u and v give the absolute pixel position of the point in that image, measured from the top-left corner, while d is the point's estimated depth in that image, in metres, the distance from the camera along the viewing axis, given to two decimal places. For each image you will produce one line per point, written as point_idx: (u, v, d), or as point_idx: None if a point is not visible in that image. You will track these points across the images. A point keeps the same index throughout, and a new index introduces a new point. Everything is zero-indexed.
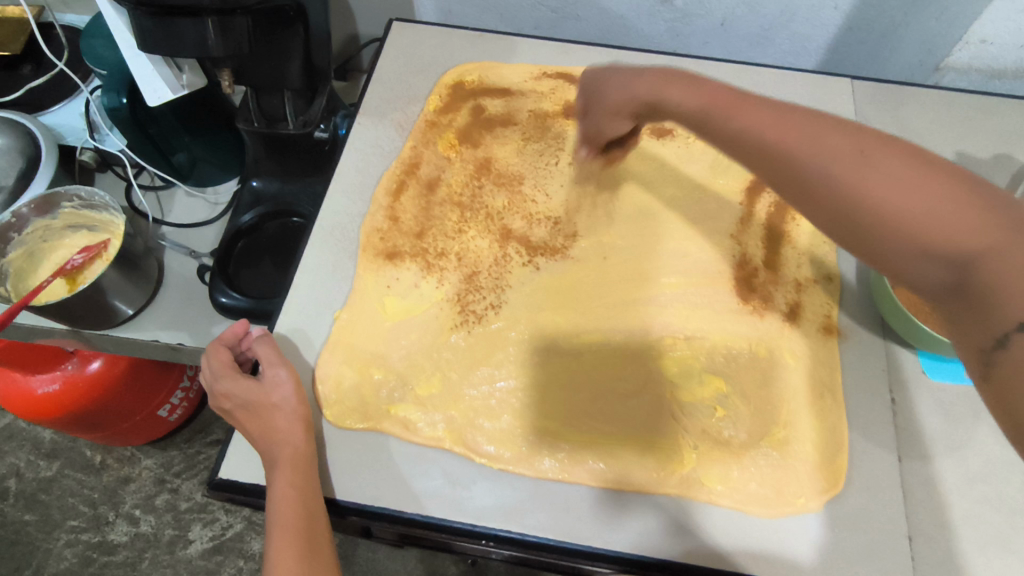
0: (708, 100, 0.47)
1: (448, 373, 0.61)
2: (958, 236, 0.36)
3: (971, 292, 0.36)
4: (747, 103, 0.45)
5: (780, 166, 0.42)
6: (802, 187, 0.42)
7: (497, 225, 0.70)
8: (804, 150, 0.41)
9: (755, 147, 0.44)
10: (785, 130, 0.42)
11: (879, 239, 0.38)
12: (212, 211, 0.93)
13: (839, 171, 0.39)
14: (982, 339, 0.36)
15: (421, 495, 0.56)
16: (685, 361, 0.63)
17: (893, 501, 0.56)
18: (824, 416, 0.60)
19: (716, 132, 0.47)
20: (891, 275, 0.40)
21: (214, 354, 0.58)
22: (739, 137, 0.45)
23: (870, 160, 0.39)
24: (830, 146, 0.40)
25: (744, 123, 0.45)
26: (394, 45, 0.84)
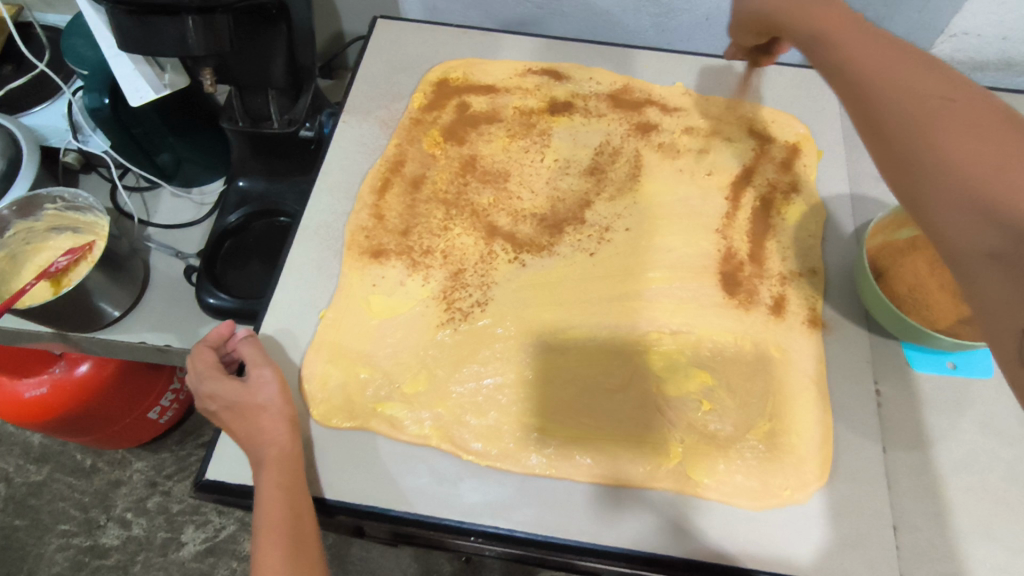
0: (824, 26, 0.49)
1: (434, 370, 0.61)
2: (1021, 195, 0.34)
3: (1012, 260, 0.34)
4: (864, 40, 0.47)
5: (870, 99, 0.43)
6: (876, 127, 0.43)
7: (483, 222, 0.70)
8: (897, 89, 0.42)
9: (855, 78, 0.45)
10: (890, 70, 0.44)
11: (934, 184, 0.38)
12: (196, 212, 1.00)
13: (923, 111, 0.40)
14: (1016, 318, 0.33)
15: (408, 492, 0.57)
16: (671, 355, 0.62)
17: (877, 492, 0.58)
18: (808, 408, 0.60)
19: (825, 61, 0.48)
20: (934, 235, 0.38)
21: (197, 356, 0.59)
22: (844, 64, 0.46)
23: (958, 108, 0.39)
24: (923, 90, 0.41)
25: (852, 55, 0.46)
26: (380, 44, 0.84)
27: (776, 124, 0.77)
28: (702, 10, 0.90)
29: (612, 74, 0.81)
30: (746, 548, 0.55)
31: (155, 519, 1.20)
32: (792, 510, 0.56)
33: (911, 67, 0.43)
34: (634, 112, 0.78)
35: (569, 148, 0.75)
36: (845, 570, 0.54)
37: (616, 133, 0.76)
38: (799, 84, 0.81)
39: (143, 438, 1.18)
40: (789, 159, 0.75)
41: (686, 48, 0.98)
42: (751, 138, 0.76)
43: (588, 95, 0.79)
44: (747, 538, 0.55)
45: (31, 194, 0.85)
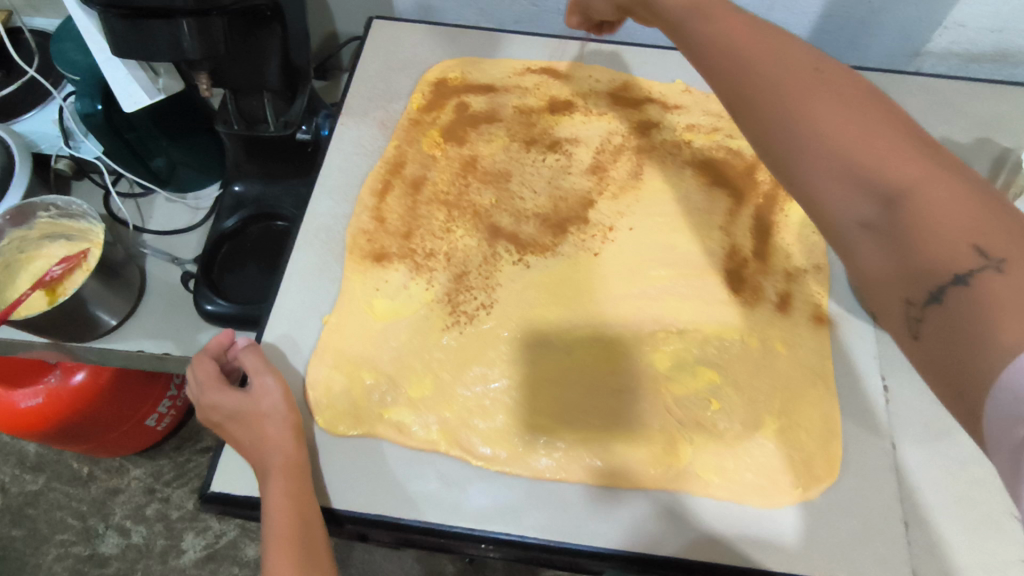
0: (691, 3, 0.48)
1: (439, 373, 0.61)
2: (890, 164, 0.36)
3: (891, 231, 0.35)
4: (724, 12, 0.47)
5: (734, 70, 0.43)
6: (743, 99, 0.42)
7: (485, 222, 0.69)
8: (759, 59, 0.42)
9: (721, 51, 0.45)
10: (749, 41, 0.43)
11: (807, 155, 0.38)
12: (192, 217, 0.99)
13: (786, 81, 0.40)
14: (907, 289, 0.35)
15: (417, 499, 0.56)
16: (677, 354, 0.62)
17: (886, 487, 0.57)
18: (816, 404, 0.60)
19: (690, 36, 0.48)
20: (813, 208, 0.40)
21: (198, 366, 0.58)
22: (713, 39, 0.45)
23: (819, 78, 0.40)
24: (783, 61, 0.41)
25: (717, 28, 0.46)
26: (377, 44, 0.83)
27: None
28: None
29: (611, 72, 0.81)
30: (757, 546, 0.55)
31: (155, 526, 1.19)
32: (800, 506, 0.56)
33: (768, 38, 0.43)
34: (634, 110, 0.77)
35: (570, 147, 0.74)
36: (854, 567, 0.54)
37: (617, 132, 0.76)
38: None
39: (142, 444, 1.17)
40: None
41: None
42: None
43: (587, 93, 0.79)
44: (756, 536, 0.55)
45: (23, 202, 0.83)
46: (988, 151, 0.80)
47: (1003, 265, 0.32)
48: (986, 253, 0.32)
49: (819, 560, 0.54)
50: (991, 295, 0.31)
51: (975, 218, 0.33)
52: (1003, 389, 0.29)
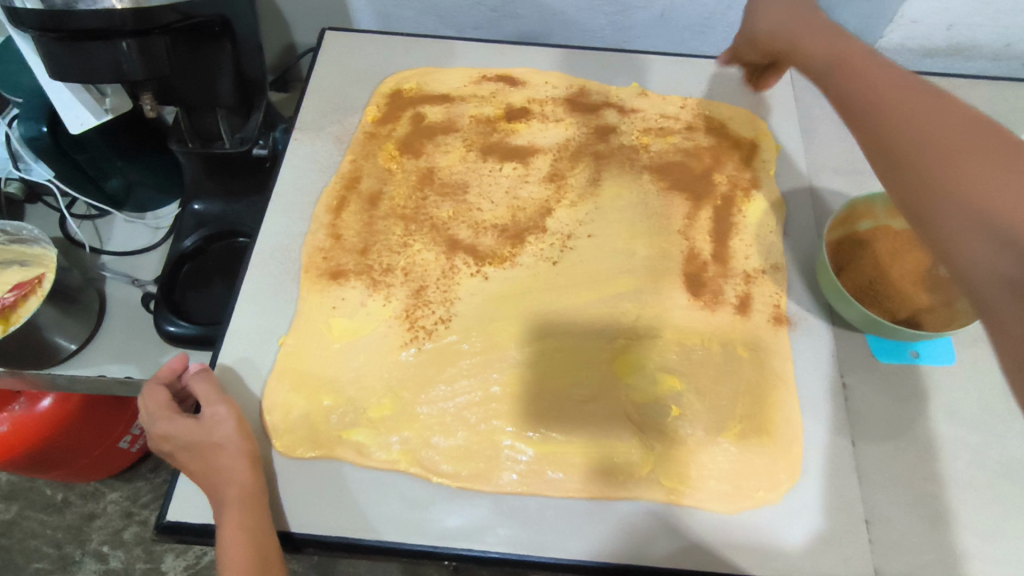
0: (843, 58, 0.53)
1: (400, 392, 0.60)
2: None
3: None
4: (876, 69, 0.50)
5: (883, 126, 0.47)
6: (890, 151, 0.46)
7: (444, 235, 0.68)
8: (909, 115, 0.46)
9: (868, 104, 0.48)
10: (900, 98, 0.47)
11: (950, 208, 0.40)
12: (151, 236, 0.97)
13: (937, 138, 0.43)
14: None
15: (378, 520, 0.56)
16: (639, 361, 0.62)
17: (849, 486, 0.58)
18: (779, 406, 0.60)
19: (837, 89, 0.52)
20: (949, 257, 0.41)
21: (149, 396, 0.57)
22: (860, 92, 0.49)
23: (969, 135, 0.42)
24: (933, 119, 0.44)
25: (866, 83, 0.50)
26: (330, 57, 0.82)
27: (734, 121, 0.77)
28: (657, 6, 0.90)
29: (567, 78, 0.80)
30: (725, 549, 0.55)
31: (133, 551, 1.17)
32: (767, 507, 0.56)
33: (924, 97, 0.46)
34: (591, 116, 0.77)
35: (528, 156, 0.74)
36: (820, 568, 0.54)
37: (575, 138, 0.75)
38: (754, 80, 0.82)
39: (115, 467, 1.15)
40: (748, 156, 0.74)
41: (643, 46, 0.97)
42: (710, 136, 0.76)
43: (544, 99, 0.78)
44: (726, 541, 0.55)
45: None
46: None
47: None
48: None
49: (787, 561, 0.54)
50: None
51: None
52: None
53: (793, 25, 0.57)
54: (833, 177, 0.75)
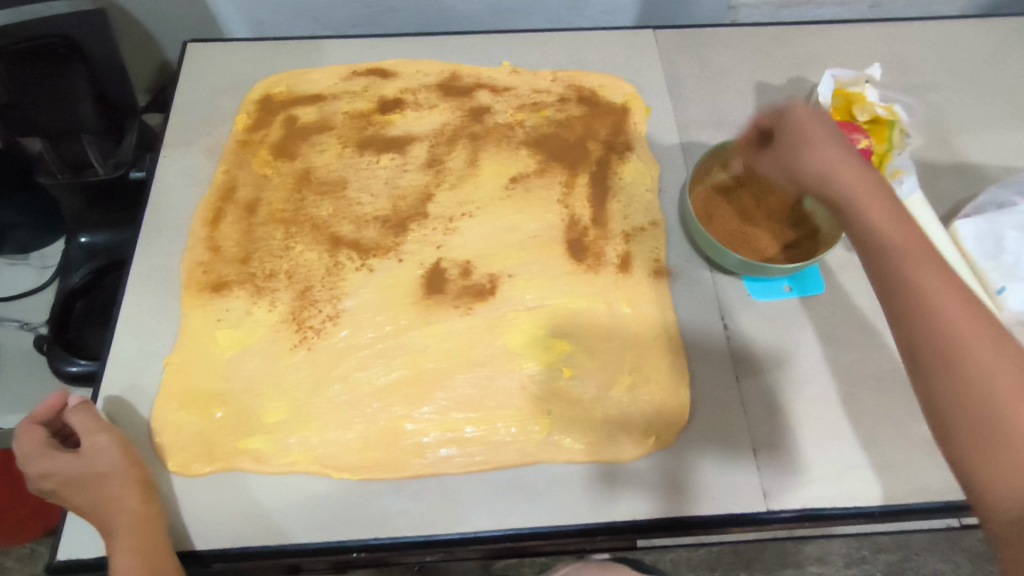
0: (905, 239, 0.46)
1: (292, 396, 0.60)
2: None
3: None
4: (931, 260, 0.45)
5: (932, 330, 0.42)
6: (939, 367, 0.42)
7: (326, 234, 0.68)
8: (962, 327, 0.42)
9: (919, 301, 0.43)
10: (957, 305, 0.42)
11: (995, 442, 0.39)
12: (39, 277, 0.94)
13: (990, 369, 0.40)
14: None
15: (282, 524, 0.55)
16: (529, 329, 0.63)
17: (735, 419, 0.61)
18: (667, 355, 0.63)
19: (888, 271, 0.46)
20: (975, 490, 0.39)
21: (24, 434, 0.55)
22: (910, 286, 0.44)
23: (1023, 375, 0.39)
24: (991, 342, 0.41)
25: (922, 278, 0.44)
26: (194, 69, 0.80)
27: (604, 88, 0.79)
28: None
29: (438, 64, 0.81)
30: (630, 500, 0.57)
31: None
32: (660, 451, 0.59)
33: (973, 312, 0.42)
34: (465, 98, 0.78)
35: (406, 146, 0.74)
36: (714, 502, 0.57)
37: (450, 123, 0.76)
38: (623, 49, 0.84)
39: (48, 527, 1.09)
40: (620, 120, 0.76)
41: (523, 25, 0.98)
42: (581, 105, 0.77)
43: (417, 88, 0.78)
44: (648, 493, 0.57)
45: None
46: (799, 90, 0.81)
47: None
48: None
49: (683, 502, 0.57)
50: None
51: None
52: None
53: (842, 171, 0.50)
54: (703, 130, 0.77)
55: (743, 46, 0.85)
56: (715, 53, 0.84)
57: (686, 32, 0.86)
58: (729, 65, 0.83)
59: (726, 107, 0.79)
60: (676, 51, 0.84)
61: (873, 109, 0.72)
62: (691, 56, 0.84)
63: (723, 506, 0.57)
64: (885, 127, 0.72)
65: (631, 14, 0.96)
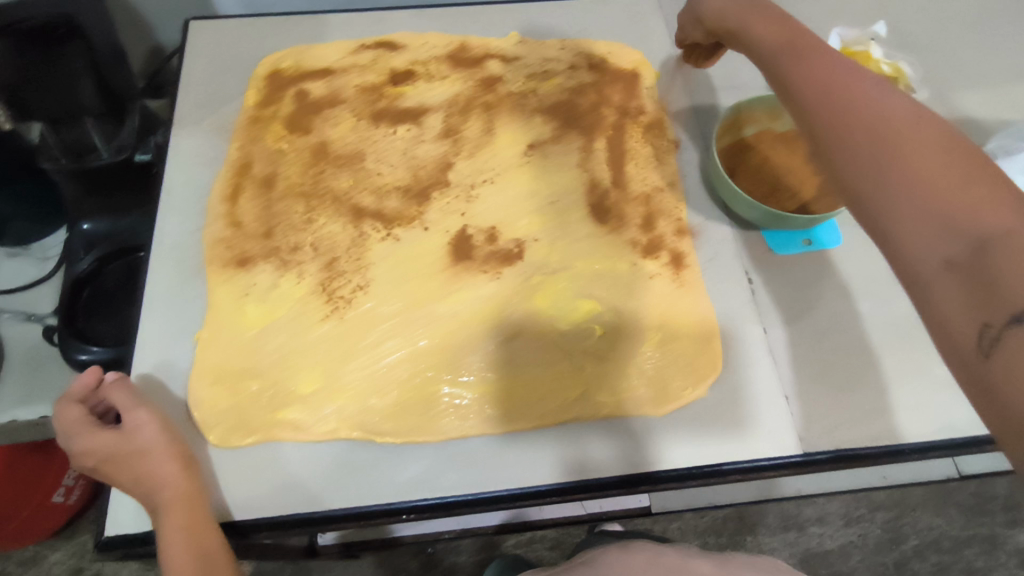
0: (798, 49, 0.50)
1: (327, 364, 0.59)
2: (978, 209, 0.36)
3: (970, 263, 0.35)
4: (824, 56, 0.48)
5: (824, 107, 0.45)
6: (842, 136, 0.43)
7: (347, 205, 0.68)
8: (849, 101, 0.43)
9: (812, 93, 0.46)
10: (849, 81, 0.45)
11: (896, 196, 0.39)
12: (39, 269, 0.92)
13: (887, 125, 0.41)
14: (983, 314, 0.34)
15: (324, 492, 0.55)
16: (559, 290, 0.63)
17: (765, 367, 0.62)
18: (688, 311, 0.63)
19: (789, 74, 0.49)
20: (889, 245, 0.39)
21: (63, 412, 0.54)
22: (807, 79, 0.47)
23: (918, 126, 0.40)
24: (881, 103, 0.42)
25: (815, 68, 0.47)
26: (197, 48, 0.79)
27: (612, 55, 0.79)
28: None
29: (446, 36, 0.80)
30: (595, 477, 0.56)
31: None
32: (602, 429, 0.58)
33: (862, 89, 0.44)
34: (475, 69, 0.78)
35: (420, 117, 0.74)
36: (749, 446, 0.58)
37: (463, 93, 0.76)
38: (627, 16, 0.84)
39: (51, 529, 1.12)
40: (631, 85, 0.77)
41: None
42: (592, 71, 0.78)
43: (427, 60, 0.78)
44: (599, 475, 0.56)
45: None
46: None
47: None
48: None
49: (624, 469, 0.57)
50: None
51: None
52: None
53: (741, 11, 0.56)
54: (712, 92, 0.79)
55: None
56: None
57: None
58: None
59: (734, 70, 0.80)
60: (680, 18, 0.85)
61: (879, 66, 0.74)
62: None
63: (758, 453, 0.58)
64: (890, 84, 0.74)
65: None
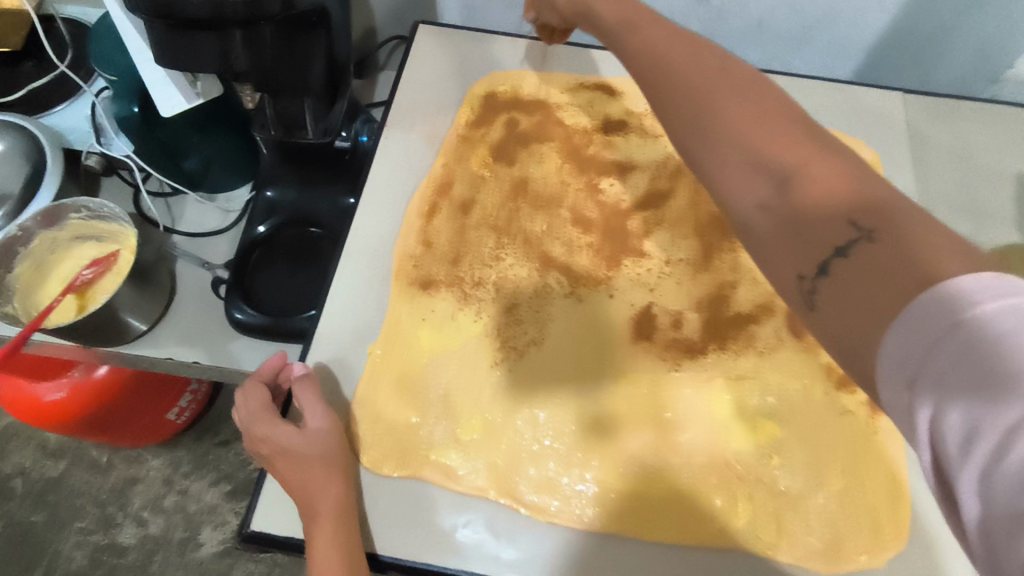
0: (627, 18, 0.51)
1: (488, 415, 0.58)
2: (776, 148, 0.38)
3: (782, 205, 0.37)
4: (649, 25, 0.50)
5: (657, 68, 0.46)
6: (666, 92, 0.45)
7: (537, 251, 0.66)
8: (678, 60, 0.45)
9: (646, 55, 0.47)
10: (667, 43, 0.47)
11: (715, 147, 0.40)
12: (223, 219, 0.96)
13: (700, 82, 0.43)
14: (800, 266, 0.36)
15: (464, 547, 0.53)
16: (738, 402, 0.59)
17: (958, 555, 0.55)
18: (880, 461, 0.57)
19: (621, 42, 0.50)
20: (716, 193, 0.41)
21: (250, 393, 0.57)
22: (635, 50, 0.49)
23: (729, 77, 0.42)
24: (693, 61, 0.45)
25: (642, 35, 0.49)
26: (424, 51, 0.79)
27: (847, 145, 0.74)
28: (756, 13, 0.79)
29: None
30: None
31: (173, 518, 1.24)
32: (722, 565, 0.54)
33: (687, 47, 0.46)
34: None
35: (624, 173, 0.71)
36: None
37: (673, 157, 0.72)
38: (868, 109, 0.77)
39: (166, 435, 1.22)
40: None
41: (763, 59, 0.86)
42: None
43: (644, 112, 0.75)
44: None
45: (54, 204, 0.82)
46: None
47: (876, 236, 0.33)
48: (861, 225, 0.34)
49: None
50: (887, 259, 0.31)
51: (888, 207, 0.34)
52: (888, 351, 0.28)
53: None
54: (950, 213, 0.72)
55: (999, 128, 0.77)
56: (967, 132, 0.77)
57: (937, 101, 0.79)
58: (981, 147, 0.76)
59: (978, 192, 0.73)
60: (926, 121, 0.77)
61: None
62: (942, 130, 0.77)
63: None
64: None
65: (850, 68, 0.86)
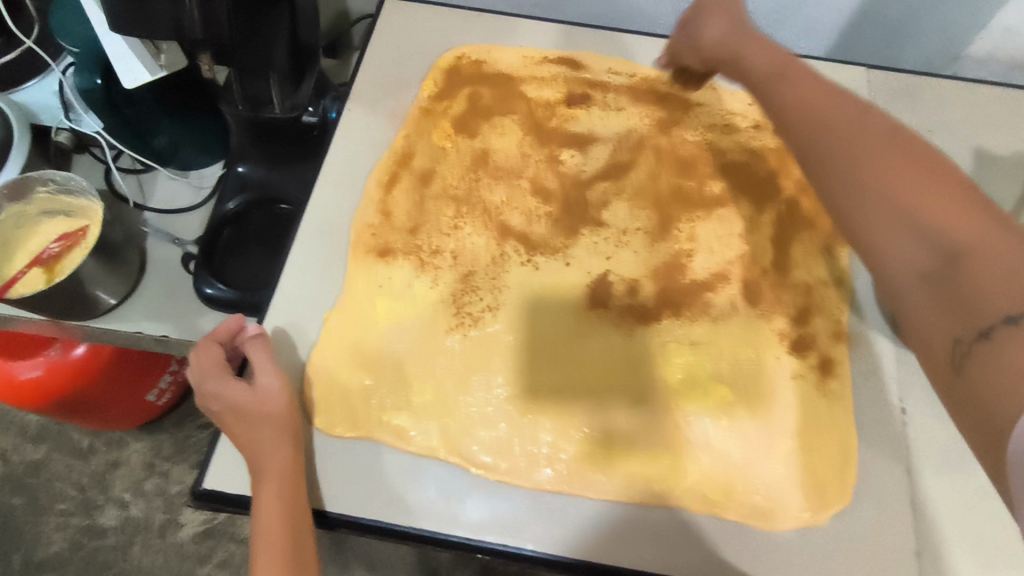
0: (775, 66, 0.54)
1: (441, 380, 0.58)
2: (951, 221, 0.39)
3: (943, 277, 0.38)
4: (804, 76, 0.52)
5: (805, 127, 0.49)
6: (809, 154, 0.48)
7: (495, 221, 0.66)
8: (837, 119, 0.47)
9: (799, 109, 0.50)
10: (825, 100, 0.49)
11: (877, 213, 0.42)
12: (194, 196, 0.97)
13: (862, 143, 0.45)
14: (955, 332, 0.37)
15: (414, 506, 0.54)
16: (690, 369, 0.60)
17: (901, 514, 0.56)
18: (826, 424, 0.58)
19: (772, 90, 0.53)
20: (870, 257, 0.43)
21: (203, 351, 0.57)
22: (785, 104, 0.51)
23: (892, 141, 0.44)
24: (861, 122, 0.46)
25: (795, 90, 0.51)
26: (389, 27, 0.80)
27: None
28: None
29: (632, 66, 0.77)
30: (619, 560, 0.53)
31: (154, 500, 1.25)
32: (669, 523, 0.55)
33: (851, 105, 0.47)
34: (655, 107, 0.74)
35: (585, 145, 0.71)
36: None
37: (635, 129, 0.72)
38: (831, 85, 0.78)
39: (145, 420, 1.23)
40: None
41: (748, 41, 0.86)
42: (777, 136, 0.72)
43: (606, 86, 0.75)
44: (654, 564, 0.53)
45: (20, 176, 0.84)
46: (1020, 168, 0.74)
47: None
48: None
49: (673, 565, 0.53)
50: None
51: None
52: None
53: (737, 37, 0.58)
54: None
55: (961, 104, 0.78)
56: (929, 108, 0.77)
57: (901, 77, 0.79)
58: (944, 123, 0.77)
59: None
60: (889, 99, 0.78)
61: None
62: (905, 107, 0.77)
63: None
64: None
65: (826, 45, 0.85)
